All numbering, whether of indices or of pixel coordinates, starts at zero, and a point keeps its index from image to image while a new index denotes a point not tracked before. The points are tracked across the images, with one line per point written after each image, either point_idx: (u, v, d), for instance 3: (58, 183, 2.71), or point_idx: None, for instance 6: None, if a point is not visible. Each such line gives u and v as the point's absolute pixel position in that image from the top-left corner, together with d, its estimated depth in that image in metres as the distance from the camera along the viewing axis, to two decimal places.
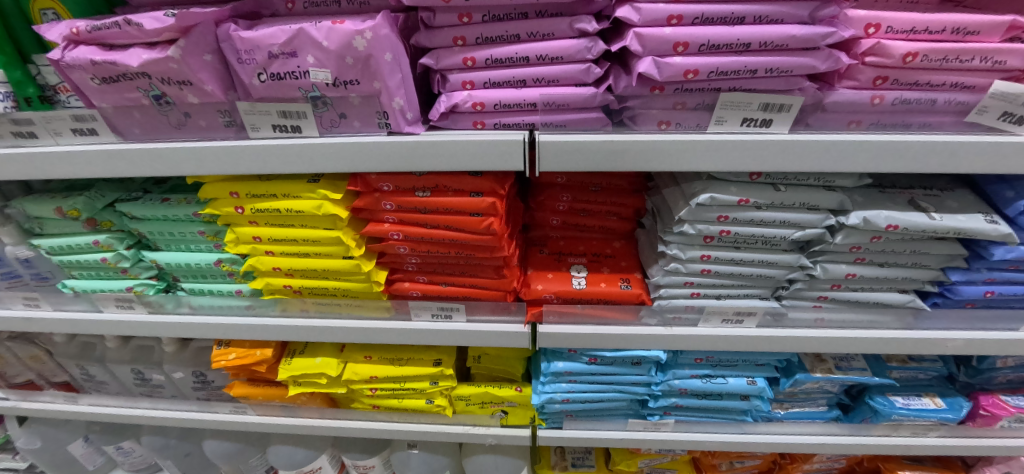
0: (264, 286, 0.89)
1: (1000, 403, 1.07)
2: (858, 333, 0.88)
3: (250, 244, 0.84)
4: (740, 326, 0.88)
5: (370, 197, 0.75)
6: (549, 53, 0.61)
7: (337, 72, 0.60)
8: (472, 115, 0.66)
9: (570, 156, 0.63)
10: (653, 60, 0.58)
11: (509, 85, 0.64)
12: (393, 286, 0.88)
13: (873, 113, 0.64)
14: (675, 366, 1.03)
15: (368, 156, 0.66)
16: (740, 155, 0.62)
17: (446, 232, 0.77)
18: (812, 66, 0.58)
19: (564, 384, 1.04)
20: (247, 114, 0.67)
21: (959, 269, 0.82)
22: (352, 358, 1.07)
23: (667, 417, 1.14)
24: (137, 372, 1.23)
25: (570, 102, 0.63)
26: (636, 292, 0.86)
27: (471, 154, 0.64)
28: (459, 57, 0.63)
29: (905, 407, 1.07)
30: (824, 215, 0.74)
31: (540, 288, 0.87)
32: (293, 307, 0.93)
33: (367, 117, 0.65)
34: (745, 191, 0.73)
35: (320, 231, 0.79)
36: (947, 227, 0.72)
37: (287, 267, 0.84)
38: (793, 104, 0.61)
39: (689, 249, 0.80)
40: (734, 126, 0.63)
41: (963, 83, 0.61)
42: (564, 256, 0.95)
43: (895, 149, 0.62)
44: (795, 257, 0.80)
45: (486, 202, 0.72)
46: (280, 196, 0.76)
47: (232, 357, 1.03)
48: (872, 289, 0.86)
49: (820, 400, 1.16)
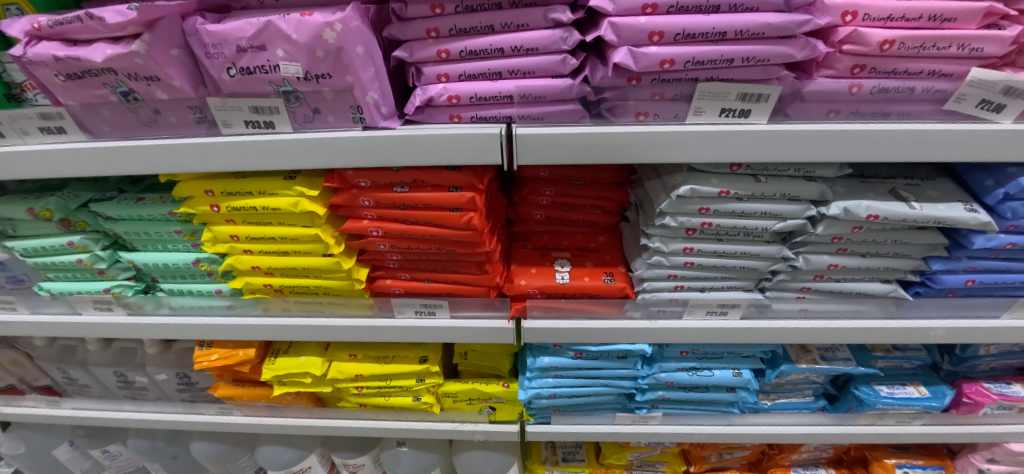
0: (244, 286, 0.88)
1: (983, 391, 1.09)
2: (840, 323, 0.88)
3: (228, 243, 0.83)
4: (724, 318, 0.89)
5: (348, 193, 0.74)
6: (523, 44, 0.60)
7: (308, 65, 0.58)
8: (448, 108, 0.65)
9: (548, 149, 0.63)
10: (629, 50, 0.57)
11: (484, 77, 0.63)
12: (375, 283, 0.87)
13: (851, 102, 0.63)
14: (661, 360, 1.03)
15: (343, 152, 0.64)
16: (719, 146, 0.62)
17: (426, 228, 0.75)
18: (789, 55, 0.58)
19: (550, 379, 1.04)
20: (218, 110, 0.65)
21: (941, 258, 0.82)
22: (337, 357, 1.06)
23: (654, 410, 1.14)
24: (119, 375, 1.22)
25: (546, 94, 0.62)
26: (620, 286, 0.86)
27: (448, 148, 0.63)
28: (434, 50, 0.62)
29: (889, 396, 1.09)
30: (805, 206, 0.74)
31: (523, 283, 0.86)
32: (275, 306, 0.92)
33: (342, 112, 0.64)
34: (726, 182, 0.72)
35: (298, 229, 0.78)
36: (927, 217, 0.72)
37: (267, 266, 0.83)
38: (771, 94, 0.61)
39: (672, 242, 0.80)
40: (713, 116, 0.63)
41: (942, 71, 0.61)
42: (548, 251, 0.94)
43: (875, 138, 0.62)
44: (778, 249, 0.80)
45: (465, 197, 0.71)
46: (256, 193, 0.75)
47: (214, 358, 1.02)
48: (853, 279, 0.86)
49: (807, 390, 1.17)
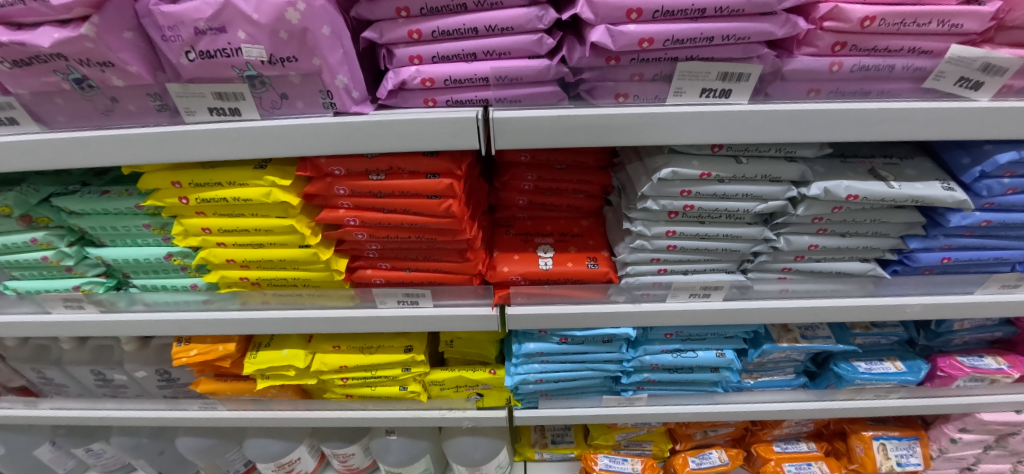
0: (220, 279, 0.86)
1: (956, 365, 1.19)
2: (819, 302, 0.91)
3: (200, 236, 0.80)
4: (707, 299, 0.91)
5: (321, 182, 0.70)
6: (498, 23, 0.58)
7: (272, 48, 0.55)
8: (422, 92, 0.63)
9: (526, 133, 0.61)
10: (606, 28, 0.54)
11: (458, 59, 0.61)
12: (355, 274, 0.85)
13: (832, 80, 0.62)
14: (646, 343, 1.04)
15: (315, 139, 0.62)
16: (699, 128, 0.61)
17: (405, 216, 0.73)
18: (770, 33, 0.55)
19: (536, 365, 1.05)
20: (179, 97, 0.62)
21: (918, 236, 0.84)
22: (321, 349, 1.04)
23: (640, 392, 1.17)
24: (97, 373, 1.19)
25: (523, 75, 0.60)
26: (603, 271, 0.85)
27: (424, 133, 0.61)
28: (405, 30, 0.59)
29: (867, 372, 1.17)
30: (786, 186, 0.73)
31: (506, 270, 0.85)
32: (254, 300, 0.91)
33: (311, 97, 0.61)
34: (707, 164, 0.70)
35: (272, 220, 0.75)
36: (905, 196, 0.73)
37: (242, 259, 0.81)
38: (751, 73, 0.59)
39: (655, 225, 0.79)
40: (693, 97, 0.61)
41: (921, 48, 0.60)
42: (531, 237, 0.93)
43: (854, 118, 0.61)
44: (759, 230, 0.80)
45: (443, 184, 0.69)
46: (225, 184, 0.71)
47: (193, 354, 0.99)
48: (833, 259, 0.87)
49: (787, 368, 1.22)
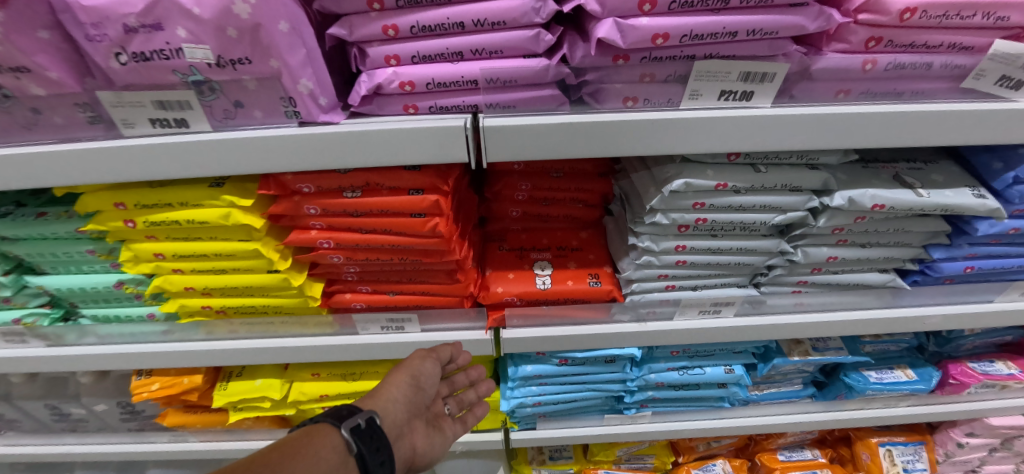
0: (179, 309, 0.77)
1: (968, 372, 1.14)
2: (836, 316, 0.85)
3: (153, 262, 0.70)
4: (717, 315, 0.84)
5: (288, 201, 0.62)
6: (487, 17, 0.50)
7: (219, 48, 0.46)
8: (401, 97, 0.55)
9: (521, 143, 0.53)
10: (615, 22, 0.47)
11: (442, 58, 0.53)
12: (333, 299, 0.76)
13: (863, 80, 0.55)
14: (650, 361, 0.97)
15: (278, 152, 0.53)
16: (718, 135, 0.54)
17: (385, 237, 0.65)
18: (801, 27, 0.48)
19: (534, 387, 0.97)
20: (114, 107, 0.52)
21: (942, 245, 0.78)
22: (298, 376, 0.95)
23: (644, 409, 1.10)
24: (51, 408, 1.08)
25: (519, 77, 0.52)
26: (607, 289, 0.78)
27: (404, 145, 0.53)
28: (379, 26, 0.51)
29: (877, 382, 1.11)
30: (807, 196, 0.67)
31: (501, 290, 0.77)
32: (219, 329, 0.81)
33: (269, 105, 0.52)
34: (723, 174, 0.63)
35: (234, 244, 0.66)
36: (934, 205, 0.67)
37: (203, 286, 0.72)
38: (777, 73, 0.52)
39: (663, 240, 0.72)
40: (711, 100, 0.54)
41: (962, 44, 0.53)
42: (526, 252, 0.85)
43: (887, 121, 0.55)
44: (775, 243, 0.74)
45: (428, 201, 0.61)
46: (176, 205, 0.62)
47: (155, 388, 0.90)
48: (851, 270, 0.81)
49: (796, 379, 1.16)
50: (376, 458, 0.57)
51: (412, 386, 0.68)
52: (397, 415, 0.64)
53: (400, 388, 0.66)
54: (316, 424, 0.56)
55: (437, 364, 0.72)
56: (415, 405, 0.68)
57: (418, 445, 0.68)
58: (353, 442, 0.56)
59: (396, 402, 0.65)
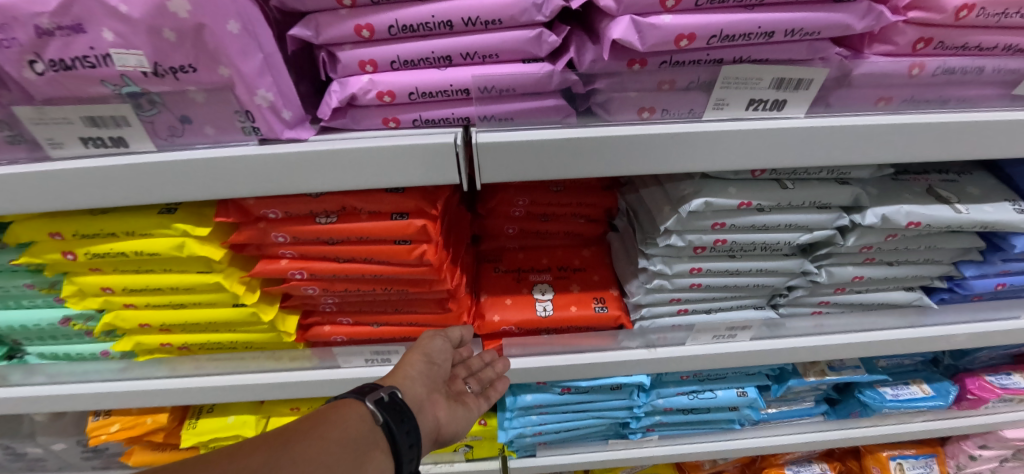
0: (135, 347, 0.68)
1: (986, 387, 1.08)
2: (857, 337, 0.79)
3: (101, 296, 0.62)
4: (732, 339, 0.77)
5: (252, 228, 0.54)
6: (479, 15, 0.42)
7: (156, 54, 0.38)
8: (380, 109, 0.47)
9: (521, 162, 0.46)
10: (631, 21, 0.40)
11: (427, 64, 0.45)
12: (310, 332, 0.68)
13: (907, 86, 0.49)
14: (658, 386, 0.90)
15: (235, 175, 0.46)
16: (746, 151, 0.47)
17: (366, 266, 0.57)
18: (846, 26, 0.41)
19: (534, 417, 0.90)
20: (36, 124, 0.44)
21: (973, 262, 0.73)
22: (275, 411, 0.87)
23: (649, 434, 1.03)
24: (4, 447, 0.98)
25: (517, 86, 0.44)
26: (615, 315, 0.71)
27: (383, 166, 0.46)
28: (350, 26, 0.43)
29: (894, 399, 1.05)
30: (837, 213, 0.60)
31: (497, 319, 0.70)
32: (183, 366, 0.73)
33: (223, 120, 0.44)
34: (746, 191, 0.57)
35: (192, 277, 0.58)
36: (974, 222, 0.61)
37: (160, 323, 0.64)
38: (814, 79, 0.45)
39: (676, 263, 0.65)
40: (738, 110, 0.47)
41: (1019, 45, 0.47)
42: (524, 273, 0.78)
43: (934, 132, 0.49)
44: (799, 263, 0.67)
45: (414, 226, 0.53)
46: (121, 234, 0.54)
47: (115, 429, 0.81)
48: (876, 289, 0.75)
49: (808, 397, 1.09)
50: (403, 430, 0.51)
51: (428, 364, 0.61)
52: (415, 391, 0.58)
53: (414, 365, 0.59)
54: (336, 403, 0.50)
55: (449, 342, 0.65)
56: (434, 381, 0.61)
57: (444, 422, 0.60)
58: (378, 412, 0.50)
59: (414, 378, 0.58)
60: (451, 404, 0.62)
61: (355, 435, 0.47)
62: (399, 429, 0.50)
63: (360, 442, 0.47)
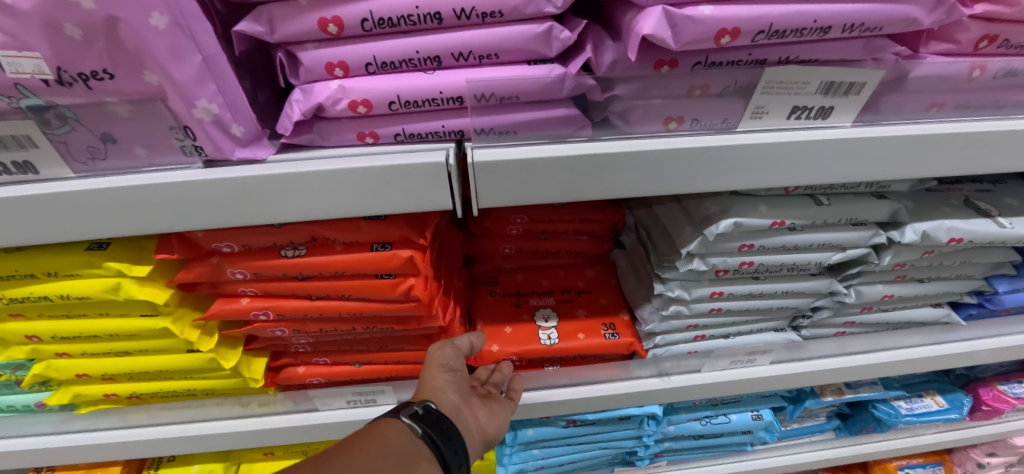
0: (74, 399, 0.59)
1: (1001, 397, 1.02)
2: (883, 357, 0.73)
3: (27, 345, 0.53)
4: (751, 365, 0.70)
5: (204, 264, 0.45)
6: (476, 6, 0.35)
7: (61, 57, 0.30)
8: (354, 121, 0.39)
9: (527, 183, 0.38)
10: (665, 12, 0.32)
11: (410, 66, 0.37)
12: (281, 374, 0.59)
13: (964, 90, 0.42)
14: (669, 412, 0.84)
15: (175, 205, 0.37)
16: (789, 163, 0.40)
17: (343, 304, 0.49)
18: (912, 19, 0.35)
19: (535, 451, 0.82)
20: None
21: (1005, 276, 0.68)
22: (245, 457, 0.77)
23: (658, 459, 0.96)
24: None
25: (523, 92, 0.37)
26: (626, 342, 0.63)
27: (359, 190, 0.37)
28: (314, 19, 0.35)
29: (909, 414, 0.99)
30: (873, 230, 0.54)
31: (496, 352, 0.62)
32: (133, 417, 0.63)
33: (156, 137, 0.36)
34: (778, 209, 0.50)
35: (134, 321, 0.49)
36: (1018, 236, 0.56)
37: (100, 373, 0.54)
38: (867, 82, 0.39)
39: (695, 287, 0.59)
40: (778, 119, 0.40)
41: None
42: (523, 298, 0.70)
43: (996, 140, 0.43)
44: (827, 283, 0.61)
45: (398, 258, 0.45)
46: (43, 276, 0.45)
47: None
48: (905, 306, 0.69)
49: (821, 413, 1.04)
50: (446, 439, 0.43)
51: (452, 371, 0.52)
52: (450, 400, 0.49)
53: (438, 377, 0.50)
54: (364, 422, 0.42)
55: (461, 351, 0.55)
56: (463, 385, 0.52)
57: (485, 421, 0.53)
58: (416, 423, 0.42)
59: (444, 389, 0.49)
60: (485, 402, 0.55)
61: (395, 449, 0.39)
62: (442, 438, 0.42)
63: (403, 455, 0.39)
